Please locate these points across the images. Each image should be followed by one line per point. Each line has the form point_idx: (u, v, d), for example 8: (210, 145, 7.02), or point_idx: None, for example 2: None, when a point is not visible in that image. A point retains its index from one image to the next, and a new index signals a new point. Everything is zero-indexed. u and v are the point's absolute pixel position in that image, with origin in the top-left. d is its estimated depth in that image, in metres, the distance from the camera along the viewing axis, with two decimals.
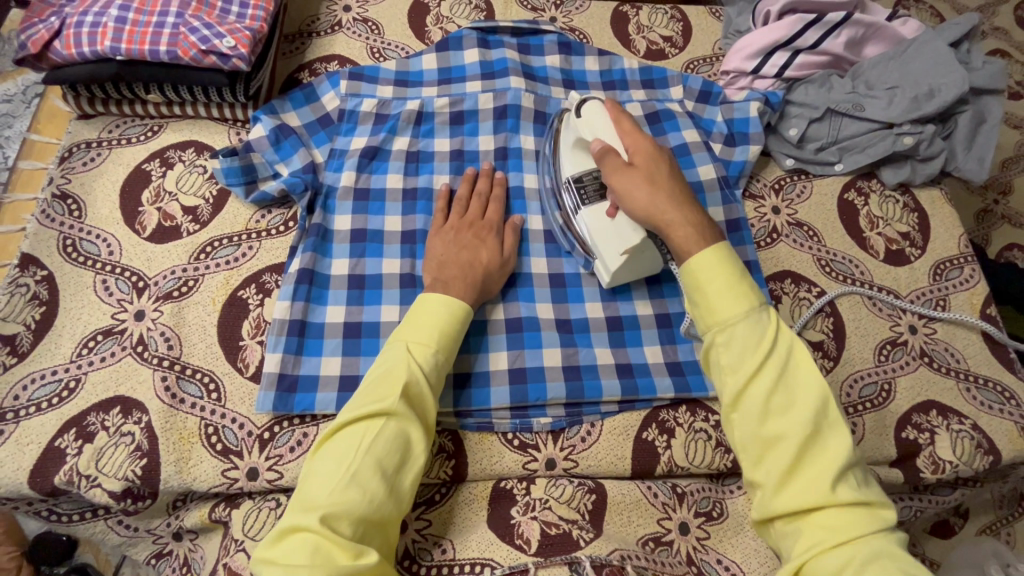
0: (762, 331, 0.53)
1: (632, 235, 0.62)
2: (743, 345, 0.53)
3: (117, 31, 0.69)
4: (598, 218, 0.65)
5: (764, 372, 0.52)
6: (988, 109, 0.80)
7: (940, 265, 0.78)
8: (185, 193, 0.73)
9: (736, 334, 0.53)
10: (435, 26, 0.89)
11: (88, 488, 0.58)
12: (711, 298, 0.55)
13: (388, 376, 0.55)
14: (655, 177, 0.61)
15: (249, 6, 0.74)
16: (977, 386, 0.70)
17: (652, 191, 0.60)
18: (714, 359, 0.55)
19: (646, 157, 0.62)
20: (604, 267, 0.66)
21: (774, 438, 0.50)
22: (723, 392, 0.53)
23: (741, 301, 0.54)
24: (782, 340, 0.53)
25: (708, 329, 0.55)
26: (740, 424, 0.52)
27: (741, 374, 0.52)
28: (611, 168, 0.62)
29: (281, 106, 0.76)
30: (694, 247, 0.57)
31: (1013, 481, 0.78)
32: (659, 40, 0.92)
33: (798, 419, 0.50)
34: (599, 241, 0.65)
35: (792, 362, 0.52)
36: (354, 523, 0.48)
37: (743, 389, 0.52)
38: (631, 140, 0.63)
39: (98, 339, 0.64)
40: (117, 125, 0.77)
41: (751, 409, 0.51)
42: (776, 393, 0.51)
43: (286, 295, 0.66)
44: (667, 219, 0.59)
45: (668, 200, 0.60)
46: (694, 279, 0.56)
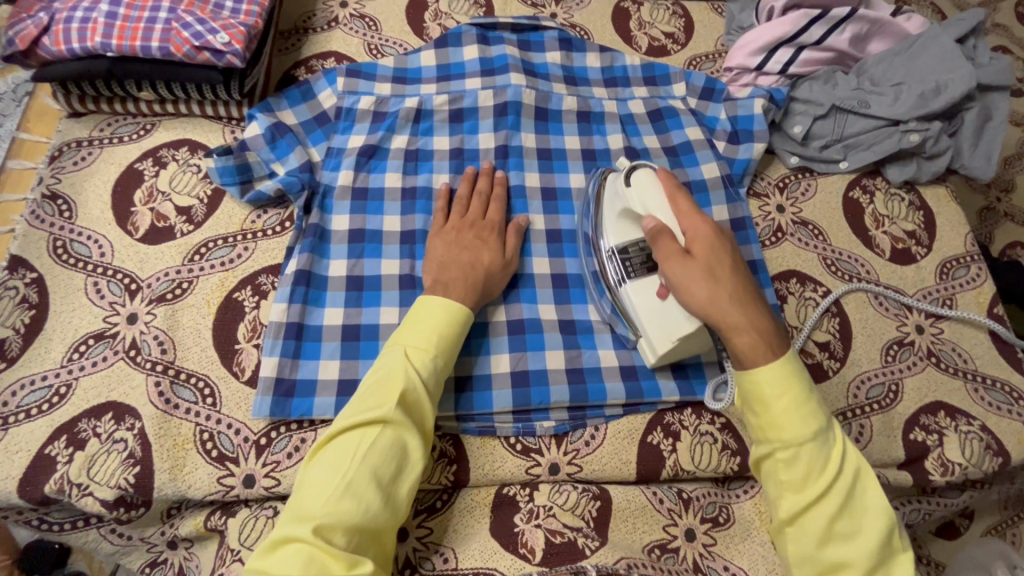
0: (829, 454, 0.51)
1: (685, 323, 0.59)
2: (807, 469, 0.51)
3: (108, 27, 0.68)
4: (647, 296, 0.61)
5: (829, 498, 0.50)
6: (994, 106, 0.79)
7: (947, 264, 0.77)
8: (178, 193, 0.71)
9: (801, 456, 0.51)
10: (433, 22, 0.87)
11: (80, 498, 0.56)
12: (776, 416, 0.52)
13: (385, 383, 0.53)
14: (714, 270, 0.56)
15: (243, 2, 0.73)
16: (985, 387, 0.69)
17: (712, 288, 0.55)
18: (773, 472, 0.53)
19: (704, 245, 0.57)
20: (651, 349, 0.62)
21: (836, 564, 0.50)
22: (780, 506, 0.53)
23: (808, 421, 0.52)
24: (848, 461, 0.52)
25: (767, 442, 0.53)
26: (795, 542, 0.51)
27: (802, 498, 0.51)
28: (666, 256, 0.57)
29: (277, 103, 0.74)
30: (762, 357, 0.53)
31: (1019, 482, 0.77)
32: (661, 37, 0.90)
33: (862, 550, 0.49)
34: (647, 322, 0.61)
35: (859, 486, 0.51)
36: (348, 533, 0.47)
37: (803, 511, 0.51)
38: (689, 223, 0.58)
39: (90, 343, 0.63)
40: (108, 124, 0.75)
41: (810, 532, 0.51)
42: (840, 520, 0.50)
43: (282, 297, 0.64)
44: (728, 320, 0.55)
45: (729, 301, 0.55)
46: (758, 391, 0.53)
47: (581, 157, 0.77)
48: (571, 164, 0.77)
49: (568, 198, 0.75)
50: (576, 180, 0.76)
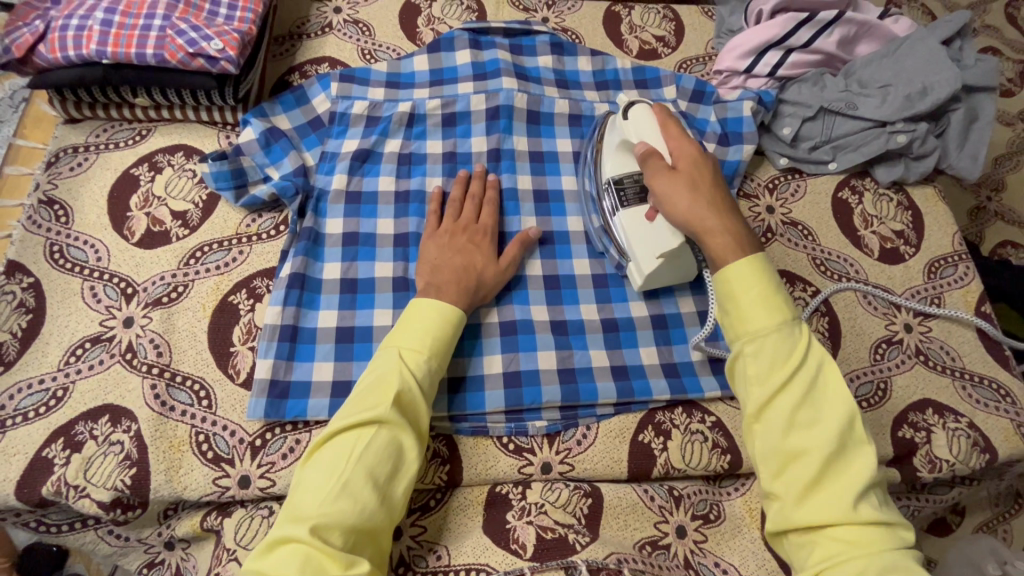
0: (793, 345, 0.52)
1: (671, 239, 0.63)
2: (773, 358, 0.52)
3: (103, 34, 0.69)
4: (636, 220, 0.66)
5: (792, 388, 0.51)
6: (980, 107, 0.80)
7: (935, 263, 0.77)
8: (174, 198, 0.72)
9: (767, 346, 0.52)
10: (426, 27, 0.88)
11: (76, 499, 0.57)
12: (744, 309, 0.54)
13: (380, 382, 0.54)
14: (696, 182, 0.60)
15: (237, 8, 0.74)
16: (973, 384, 0.70)
17: (693, 198, 0.59)
18: (741, 368, 0.54)
19: (688, 162, 0.61)
20: (638, 271, 0.66)
21: (797, 453, 0.49)
22: (747, 402, 0.52)
23: (774, 314, 0.53)
24: (812, 353, 0.52)
25: (737, 338, 0.54)
26: (762, 436, 0.51)
27: (768, 385, 0.51)
28: (653, 171, 0.62)
29: (271, 108, 0.75)
30: (731, 254, 0.56)
31: (1009, 478, 0.78)
32: (652, 40, 0.91)
33: (824, 437, 0.49)
34: (635, 244, 0.66)
35: (822, 377, 0.52)
36: (344, 534, 0.48)
37: (769, 400, 0.51)
38: (676, 145, 0.63)
39: (86, 346, 0.63)
40: (104, 130, 0.76)
41: (775, 421, 0.51)
42: (803, 408, 0.50)
43: (277, 300, 0.65)
44: (706, 225, 0.58)
45: (708, 207, 0.59)
46: (728, 288, 0.55)
47: (573, 159, 0.78)
48: (562, 167, 0.78)
49: (560, 200, 0.76)
50: (568, 182, 0.77)
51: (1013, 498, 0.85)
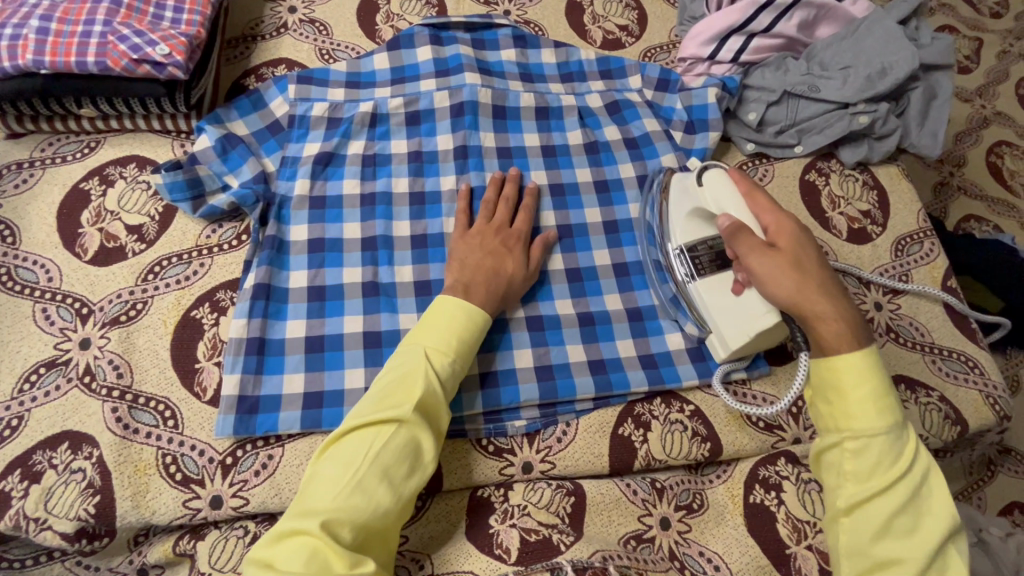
0: (900, 452, 0.50)
1: (764, 316, 0.59)
2: (877, 460, 0.50)
3: (39, 43, 0.65)
4: (719, 294, 0.63)
5: (893, 492, 0.49)
6: (938, 85, 0.82)
7: (901, 241, 0.79)
8: (128, 212, 0.69)
9: (872, 446, 0.50)
10: (385, 24, 0.86)
11: (39, 532, 0.54)
12: (851, 406, 0.52)
13: (405, 380, 0.53)
14: (801, 262, 0.56)
15: (183, 12, 0.71)
16: (942, 358, 0.71)
17: (801, 281, 0.55)
18: (836, 461, 0.52)
19: (789, 240, 0.57)
20: (723, 344, 0.64)
21: (886, 560, 0.48)
22: (837, 495, 0.51)
23: (883, 415, 0.51)
24: (918, 461, 0.50)
25: (836, 431, 0.52)
26: (848, 533, 0.50)
27: (866, 487, 0.50)
28: (750, 249, 0.57)
29: (226, 114, 0.73)
30: (844, 344, 0.53)
31: (980, 447, 0.80)
32: (615, 30, 0.91)
33: (918, 547, 0.48)
34: (720, 317, 0.63)
35: (926, 487, 0.50)
36: (355, 531, 0.46)
37: (863, 499, 0.50)
38: (771, 218, 0.58)
39: (41, 371, 0.60)
40: (49, 144, 0.72)
41: (865, 523, 0.49)
42: (902, 516, 0.49)
43: (241, 311, 0.63)
44: (815, 310, 0.54)
45: (817, 290, 0.55)
46: (835, 378, 0.53)
47: (542, 154, 0.77)
48: (531, 162, 0.76)
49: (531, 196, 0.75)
50: (538, 177, 0.75)
51: (984, 465, 0.88)
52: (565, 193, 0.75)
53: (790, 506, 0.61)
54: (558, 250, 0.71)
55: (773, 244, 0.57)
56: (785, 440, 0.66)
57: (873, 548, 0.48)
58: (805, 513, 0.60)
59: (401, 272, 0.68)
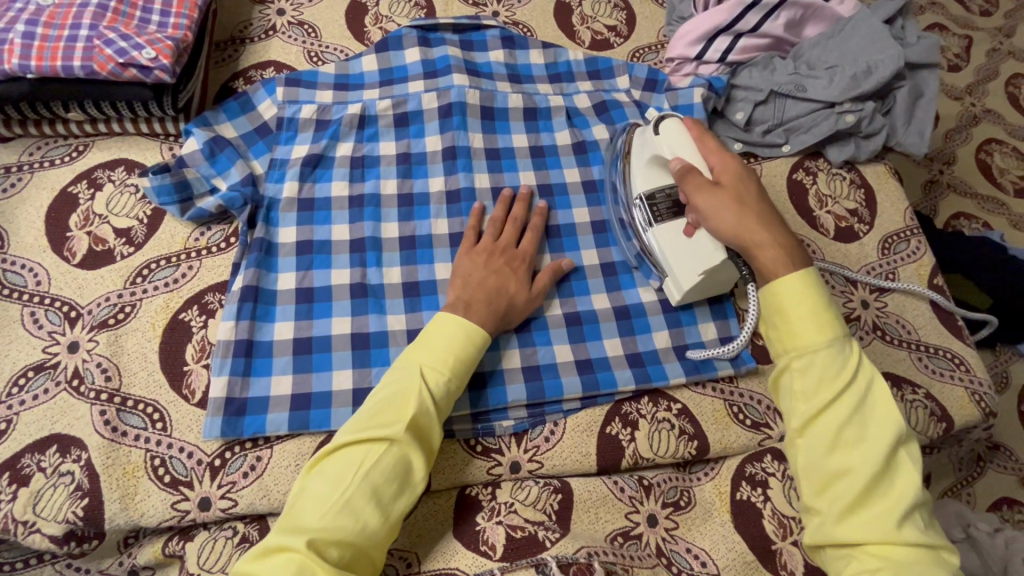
0: (843, 362, 0.51)
1: (713, 254, 0.61)
2: (822, 373, 0.51)
3: (25, 47, 0.65)
4: (673, 238, 0.64)
5: (840, 403, 0.50)
6: (924, 84, 0.82)
7: (889, 239, 0.79)
8: (116, 215, 0.69)
9: (816, 362, 0.51)
10: (374, 26, 0.86)
11: (28, 535, 0.55)
12: (793, 323, 0.52)
13: (398, 399, 0.53)
14: (743, 198, 0.58)
15: (170, 15, 0.71)
16: (929, 355, 0.72)
17: (741, 211, 0.57)
18: (787, 383, 0.53)
19: (732, 178, 0.59)
20: (677, 287, 0.66)
21: (840, 472, 0.48)
22: (790, 417, 0.52)
23: (825, 330, 0.52)
24: (861, 371, 0.51)
25: (784, 352, 0.53)
26: (804, 452, 0.50)
27: (814, 403, 0.50)
28: (695, 187, 0.60)
29: (215, 117, 0.73)
30: (781, 267, 0.54)
31: (969, 443, 0.80)
32: (604, 30, 0.91)
33: (868, 456, 0.48)
34: (672, 259, 0.65)
35: (871, 396, 0.50)
36: (342, 550, 0.47)
37: (814, 414, 0.50)
38: (716, 159, 0.61)
39: (29, 375, 0.61)
40: (38, 148, 0.72)
41: (818, 439, 0.50)
42: (850, 427, 0.49)
43: (230, 314, 0.63)
44: (754, 238, 0.56)
45: (757, 220, 0.56)
46: (779, 300, 0.53)
47: (530, 155, 0.77)
48: (519, 163, 0.77)
49: None
50: (526, 178, 0.76)
51: (974, 461, 0.88)
52: (553, 193, 0.75)
53: (775, 503, 0.61)
54: (547, 251, 0.72)
55: (718, 183, 0.60)
56: (771, 438, 0.66)
57: (828, 462, 0.49)
58: (790, 509, 0.61)
59: (390, 274, 0.68)
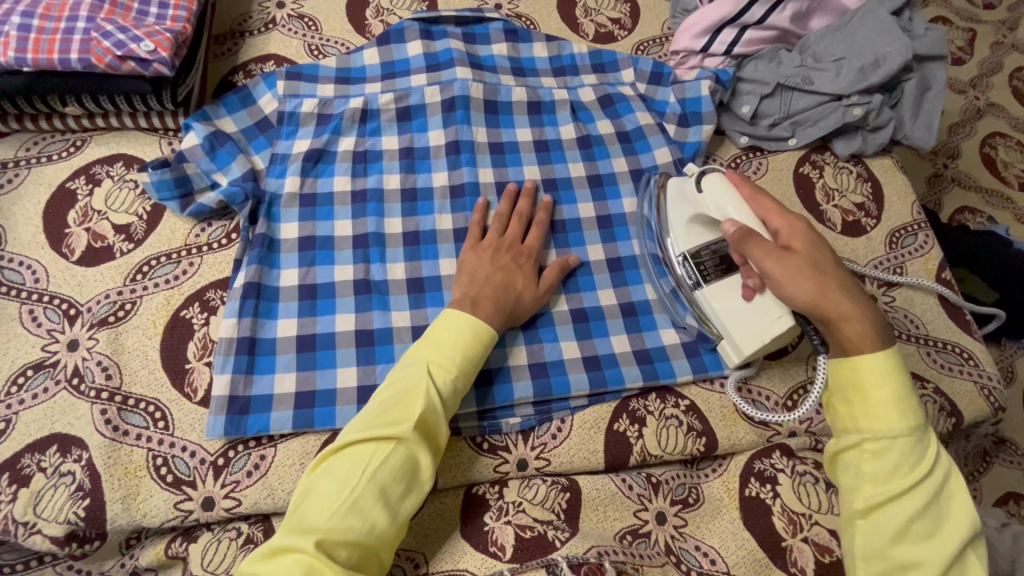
0: (921, 453, 0.50)
1: (778, 321, 0.58)
2: (898, 461, 0.50)
3: (21, 40, 0.64)
4: (732, 301, 0.62)
5: (914, 494, 0.49)
6: (931, 76, 0.81)
7: (896, 233, 0.78)
8: (116, 212, 0.68)
9: (893, 448, 0.50)
10: (375, 19, 0.85)
11: (28, 536, 0.54)
12: (872, 406, 0.51)
13: (405, 397, 0.53)
14: (818, 262, 0.55)
15: (168, 7, 0.70)
16: (937, 349, 0.71)
17: (821, 281, 0.54)
18: (855, 460, 0.52)
19: (802, 241, 0.56)
20: (735, 350, 0.63)
21: (905, 564, 0.47)
22: (855, 497, 0.51)
23: (906, 417, 0.50)
24: (940, 465, 0.50)
25: (856, 432, 0.52)
26: (865, 535, 0.49)
27: (887, 488, 0.49)
28: (766, 253, 0.55)
29: (214, 111, 0.72)
30: (869, 343, 0.52)
31: (976, 438, 0.80)
32: (608, 23, 0.90)
33: (937, 550, 0.47)
34: (729, 323, 0.62)
35: (946, 489, 0.50)
36: (350, 551, 0.46)
37: (882, 501, 0.49)
38: (780, 221, 0.58)
39: (28, 373, 0.60)
40: (34, 142, 0.71)
41: (884, 524, 0.49)
42: (922, 519, 0.48)
43: (231, 311, 0.62)
44: (838, 310, 0.53)
45: (839, 289, 0.54)
46: (856, 380, 0.52)
47: (534, 149, 0.76)
48: (524, 157, 0.76)
49: None
50: (532, 173, 0.75)
51: (980, 457, 0.88)
52: (559, 188, 0.74)
53: (786, 499, 0.61)
54: (552, 247, 0.71)
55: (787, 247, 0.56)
56: (780, 434, 0.65)
57: (890, 550, 0.48)
58: (801, 506, 0.60)
59: (394, 270, 0.67)
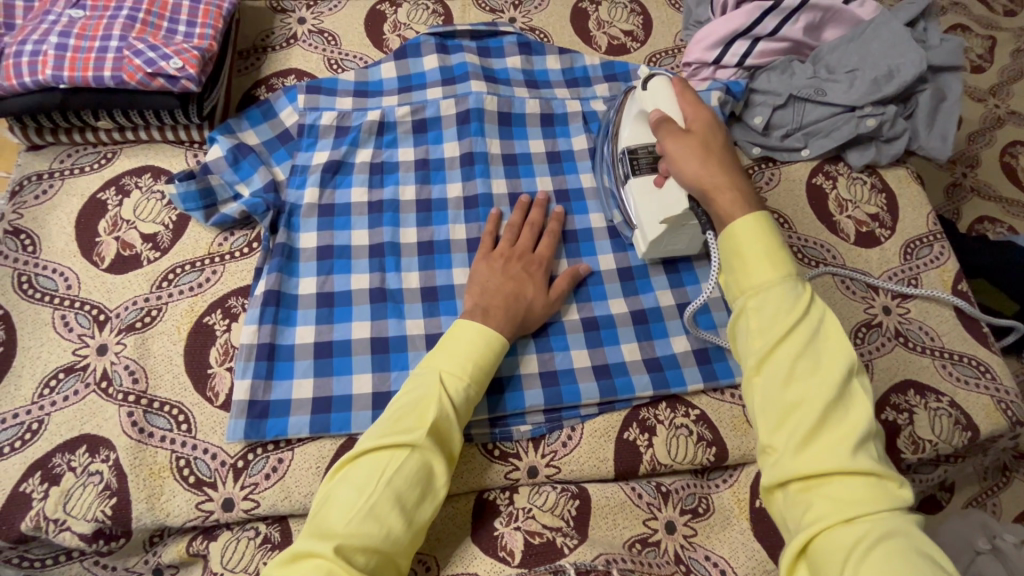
0: (799, 299, 0.50)
1: (675, 205, 0.62)
2: (778, 310, 0.50)
3: (58, 59, 0.67)
4: (645, 186, 0.65)
5: (794, 337, 0.48)
6: (947, 87, 0.81)
7: (911, 244, 0.78)
8: (143, 221, 0.71)
9: (771, 298, 0.50)
10: (392, 33, 0.87)
11: (58, 533, 0.56)
12: (749, 263, 0.52)
13: (418, 405, 0.54)
14: (710, 145, 0.59)
15: (196, 26, 0.73)
16: (953, 362, 0.71)
17: (705, 157, 0.58)
18: (744, 324, 0.51)
19: (703, 126, 0.60)
20: (643, 237, 0.66)
21: (797, 404, 0.47)
22: (747, 355, 0.50)
23: (779, 268, 0.51)
24: (817, 307, 0.50)
25: (740, 293, 0.52)
26: (761, 390, 0.49)
27: (770, 337, 0.49)
28: (666, 134, 0.61)
29: (238, 124, 0.74)
30: (740, 212, 0.54)
31: (995, 452, 0.78)
32: (620, 35, 0.91)
33: (824, 385, 0.47)
34: (641, 210, 0.65)
35: (826, 328, 0.49)
36: (367, 555, 0.47)
37: (769, 352, 0.49)
38: (691, 110, 0.62)
39: (60, 377, 0.62)
40: (68, 155, 0.74)
41: (773, 374, 0.48)
42: (806, 358, 0.48)
43: (253, 319, 0.65)
44: (715, 182, 0.57)
45: (720, 167, 0.57)
46: (734, 245, 0.53)
47: (547, 160, 0.78)
48: (536, 168, 0.77)
49: None
50: (543, 183, 0.76)
51: (999, 471, 0.86)
52: (571, 199, 0.76)
53: None
54: (564, 256, 0.72)
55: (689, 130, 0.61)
56: None
57: (785, 398, 0.47)
58: None
59: (409, 279, 0.69)
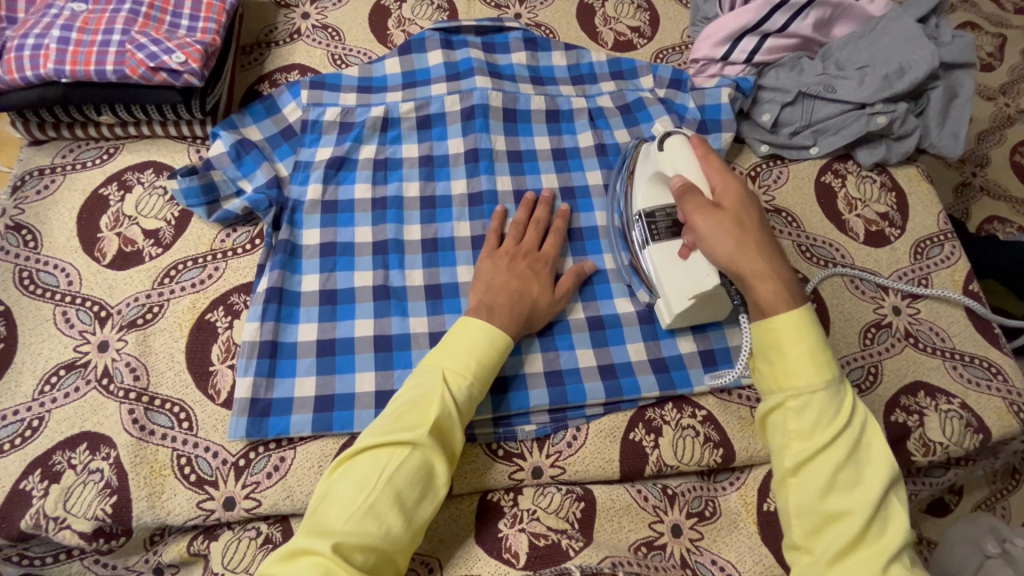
0: (839, 405, 0.50)
1: (705, 281, 0.59)
2: (818, 418, 0.49)
3: (60, 52, 0.67)
4: (669, 258, 0.63)
5: (835, 447, 0.49)
6: (958, 84, 0.80)
7: (921, 244, 0.77)
8: (146, 217, 0.71)
9: (812, 403, 0.50)
10: (397, 29, 0.86)
11: (57, 531, 0.56)
12: (789, 363, 0.51)
13: (420, 403, 0.53)
14: (743, 220, 0.56)
15: (199, 20, 0.72)
16: (964, 363, 0.69)
17: (739, 238, 0.55)
18: (779, 420, 0.51)
19: (734, 200, 0.57)
20: (668, 309, 0.64)
21: (836, 514, 0.47)
22: (784, 456, 0.50)
23: (821, 370, 0.50)
24: (857, 414, 0.50)
25: (779, 390, 0.52)
26: (796, 494, 0.49)
27: (808, 445, 0.49)
28: (695, 207, 0.57)
29: (241, 120, 0.74)
30: (781, 304, 0.53)
31: (1005, 455, 0.77)
32: (627, 31, 0.90)
33: (864, 498, 0.47)
34: (666, 282, 0.63)
35: (867, 438, 0.50)
36: (366, 554, 0.47)
37: (807, 458, 0.49)
38: (719, 180, 0.59)
39: (61, 373, 0.62)
40: (70, 150, 0.74)
41: (813, 482, 0.48)
42: (846, 469, 0.48)
43: (254, 315, 0.64)
44: (753, 269, 0.54)
45: (756, 250, 0.55)
46: (773, 337, 0.52)
47: (552, 157, 0.77)
48: (542, 165, 0.76)
49: None
50: (549, 181, 0.75)
51: (1008, 475, 0.85)
52: (576, 196, 0.75)
53: None
54: (569, 254, 0.71)
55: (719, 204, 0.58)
56: None
57: (822, 504, 0.48)
58: None
59: (412, 276, 0.68)
